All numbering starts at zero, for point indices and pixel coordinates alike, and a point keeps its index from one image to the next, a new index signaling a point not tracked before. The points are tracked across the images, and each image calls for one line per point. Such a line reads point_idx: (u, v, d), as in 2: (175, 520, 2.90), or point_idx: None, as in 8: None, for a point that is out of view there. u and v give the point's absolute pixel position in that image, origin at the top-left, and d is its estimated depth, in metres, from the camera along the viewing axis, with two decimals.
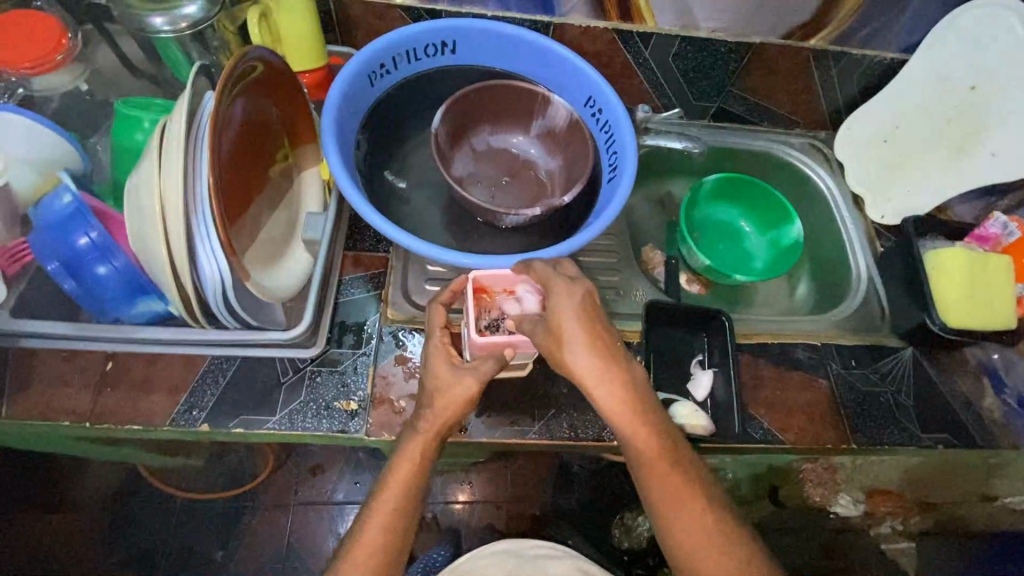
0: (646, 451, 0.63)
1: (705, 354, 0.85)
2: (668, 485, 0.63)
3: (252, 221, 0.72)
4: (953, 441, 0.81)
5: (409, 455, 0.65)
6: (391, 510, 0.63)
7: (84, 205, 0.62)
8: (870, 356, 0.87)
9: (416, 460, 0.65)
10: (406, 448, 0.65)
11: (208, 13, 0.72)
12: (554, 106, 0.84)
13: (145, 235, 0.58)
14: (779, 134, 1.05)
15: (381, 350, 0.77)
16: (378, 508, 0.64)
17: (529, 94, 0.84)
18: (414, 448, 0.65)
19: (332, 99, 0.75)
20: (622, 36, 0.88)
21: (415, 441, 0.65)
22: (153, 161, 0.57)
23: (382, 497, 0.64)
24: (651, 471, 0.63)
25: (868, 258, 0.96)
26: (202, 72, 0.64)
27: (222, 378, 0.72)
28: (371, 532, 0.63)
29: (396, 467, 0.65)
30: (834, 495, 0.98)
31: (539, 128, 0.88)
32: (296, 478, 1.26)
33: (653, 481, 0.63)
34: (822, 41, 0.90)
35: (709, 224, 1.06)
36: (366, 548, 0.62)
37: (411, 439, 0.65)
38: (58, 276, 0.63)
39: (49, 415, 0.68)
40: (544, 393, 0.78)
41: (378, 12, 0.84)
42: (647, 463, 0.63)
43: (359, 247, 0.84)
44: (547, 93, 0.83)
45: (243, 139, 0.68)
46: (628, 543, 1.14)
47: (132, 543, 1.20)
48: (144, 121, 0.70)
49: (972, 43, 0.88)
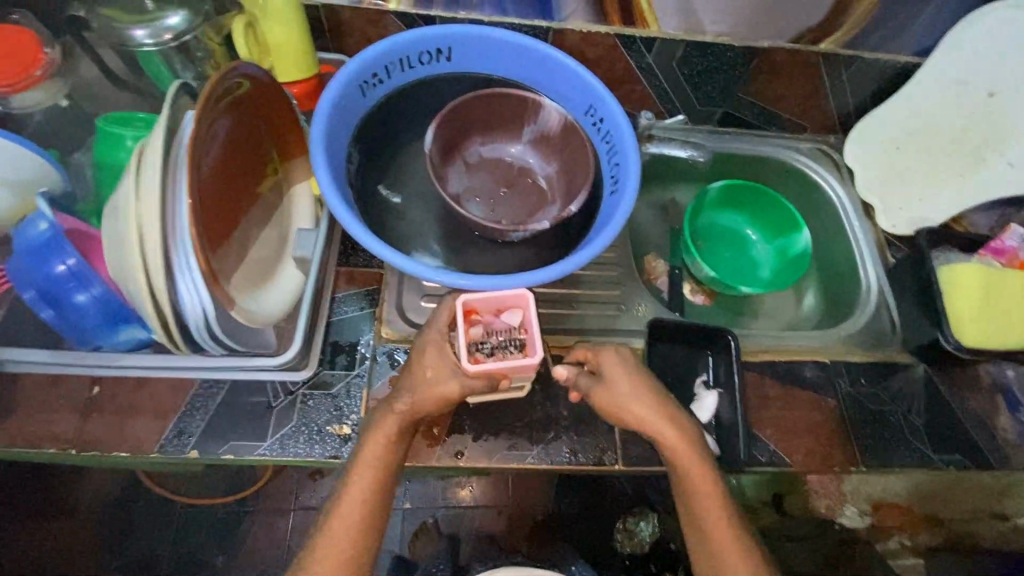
0: (679, 450, 0.67)
1: (710, 373, 0.82)
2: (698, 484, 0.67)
3: (240, 242, 0.69)
4: (964, 462, 0.79)
5: (370, 456, 0.64)
6: (365, 493, 0.64)
7: (60, 234, 0.60)
8: (881, 373, 0.84)
9: (380, 455, 0.64)
10: (366, 446, 0.64)
11: (192, 23, 0.70)
12: (546, 111, 0.81)
13: (123, 260, 0.56)
14: (787, 139, 1.01)
15: (375, 371, 0.75)
16: (345, 507, 0.63)
17: (520, 102, 0.80)
18: (375, 447, 0.64)
19: (321, 111, 0.72)
20: (624, 41, 0.85)
21: (376, 437, 0.64)
22: (130, 186, 0.54)
23: (346, 496, 0.64)
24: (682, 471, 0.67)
25: (879, 269, 0.93)
26: (184, 90, 0.61)
27: (211, 403, 0.70)
28: (339, 531, 0.63)
29: (358, 467, 0.64)
30: (840, 505, 1.00)
31: (531, 134, 0.84)
32: (296, 483, 1.23)
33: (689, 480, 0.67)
34: (834, 44, 0.86)
35: (713, 231, 1.02)
36: (337, 545, 0.62)
37: (373, 437, 0.64)
38: (36, 305, 0.62)
39: (32, 443, 0.66)
40: (543, 416, 0.75)
41: (370, 18, 0.81)
42: (676, 459, 0.67)
43: (352, 262, 0.81)
44: (537, 98, 0.79)
45: (228, 158, 0.65)
46: (629, 546, 1.12)
47: (130, 550, 1.17)
48: (127, 139, 0.68)
49: (994, 48, 0.85)
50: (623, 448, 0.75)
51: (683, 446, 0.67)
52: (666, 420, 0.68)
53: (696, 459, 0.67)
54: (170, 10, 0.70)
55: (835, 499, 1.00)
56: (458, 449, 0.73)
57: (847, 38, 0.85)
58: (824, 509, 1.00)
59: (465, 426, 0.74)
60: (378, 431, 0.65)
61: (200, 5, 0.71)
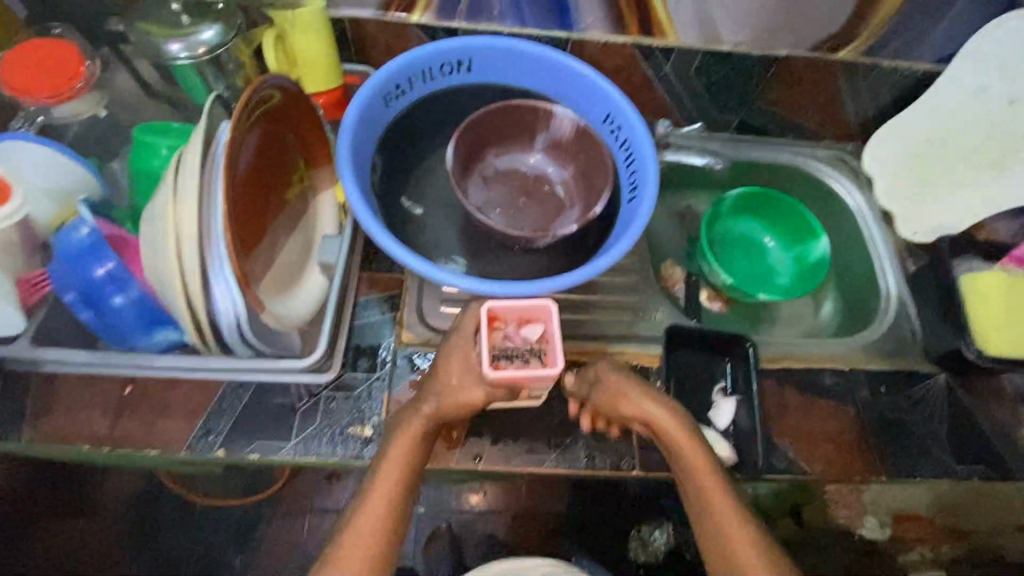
0: (671, 433, 0.69)
1: (728, 381, 0.82)
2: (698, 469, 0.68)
3: (267, 247, 0.71)
4: (989, 473, 0.78)
5: (397, 455, 0.65)
6: (390, 492, 0.64)
7: (101, 239, 0.63)
8: (902, 382, 0.84)
9: (407, 453, 0.65)
10: (393, 446, 0.65)
11: (225, 37, 0.73)
12: (557, 119, 0.82)
13: (160, 264, 0.58)
14: (805, 146, 1.01)
15: (396, 375, 0.76)
16: (370, 505, 0.64)
17: (531, 111, 0.81)
18: (402, 447, 0.65)
19: (347, 122, 0.74)
20: (643, 51, 0.86)
21: (403, 439, 0.66)
22: (167, 193, 0.57)
23: (372, 495, 0.64)
24: (677, 454, 0.69)
25: (899, 278, 0.93)
26: (218, 101, 0.64)
27: (238, 404, 0.72)
28: (366, 527, 0.63)
29: (384, 466, 0.65)
30: (860, 516, 1.00)
31: (544, 142, 0.85)
32: (313, 486, 1.25)
33: (685, 464, 0.68)
34: (852, 53, 0.86)
35: (731, 239, 1.02)
36: (362, 541, 0.63)
37: (401, 436, 0.66)
38: (76, 306, 0.65)
39: (68, 440, 0.69)
40: (560, 420, 0.76)
41: (394, 30, 0.83)
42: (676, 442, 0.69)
43: (374, 268, 0.83)
44: (549, 106, 0.80)
45: (258, 166, 0.67)
46: (644, 555, 1.13)
47: (152, 548, 1.20)
48: (161, 148, 0.71)
49: (1017, 55, 0.83)
50: (641, 454, 0.75)
51: (675, 430, 0.68)
52: (651, 406, 0.69)
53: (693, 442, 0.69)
54: (205, 24, 0.73)
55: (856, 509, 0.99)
56: (476, 453, 0.74)
57: (866, 47, 0.86)
58: (843, 520, 1.00)
59: (484, 430, 0.75)
60: (405, 432, 0.66)
61: (233, 19, 0.74)
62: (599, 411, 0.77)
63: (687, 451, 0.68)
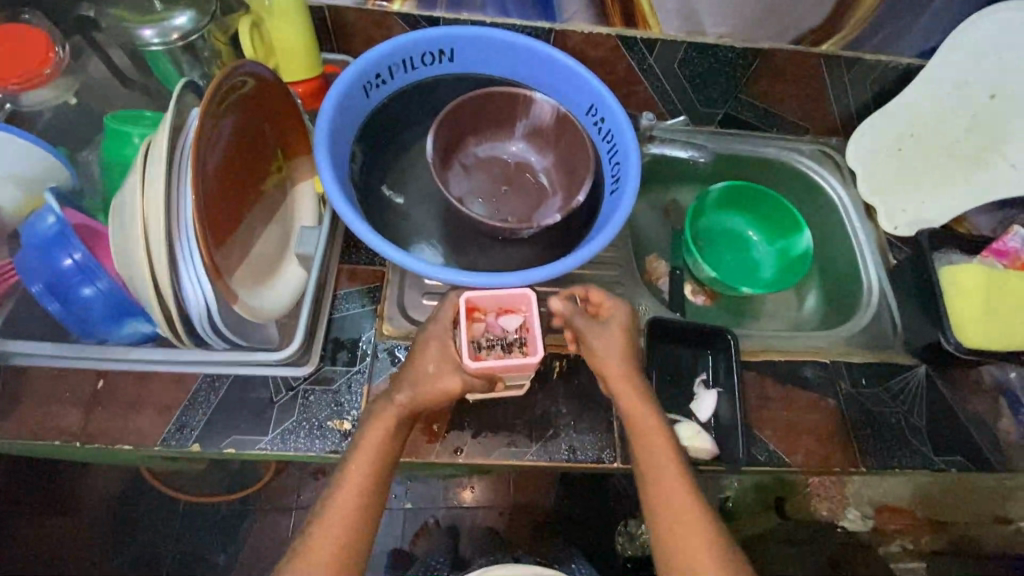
0: (641, 418, 0.68)
1: (709, 373, 0.82)
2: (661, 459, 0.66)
3: (243, 238, 0.70)
4: (968, 465, 0.78)
5: (369, 442, 0.64)
6: (362, 481, 0.63)
7: (68, 228, 0.62)
8: (882, 374, 0.84)
9: (381, 442, 0.65)
10: (368, 433, 0.65)
11: (199, 23, 0.71)
12: (538, 105, 0.81)
13: (129, 254, 0.57)
14: (788, 140, 1.01)
15: (376, 367, 0.75)
16: (342, 495, 0.63)
17: (511, 98, 0.80)
18: (377, 434, 0.65)
19: (325, 110, 0.72)
20: (626, 43, 0.85)
21: (376, 425, 0.65)
22: (135, 183, 0.55)
23: (343, 484, 0.63)
24: (642, 441, 0.67)
25: (880, 270, 0.93)
26: (190, 88, 0.62)
27: (214, 397, 0.71)
28: (336, 518, 0.62)
29: (357, 454, 0.64)
30: (841, 508, 1.03)
31: (524, 129, 0.84)
32: (298, 482, 1.24)
33: (649, 453, 0.67)
34: (834, 46, 0.86)
35: (715, 232, 1.02)
36: (334, 533, 0.62)
37: (373, 423, 0.65)
38: (42, 299, 0.62)
39: (37, 435, 0.67)
40: (542, 413, 0.76)
41: (374, 19, 0.82)
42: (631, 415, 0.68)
43: (354, 260, 0.82)
44: (528, 92, 0.80)
45: (232, 155, 0.66)
46: (631, 550, 1.12)
47: (133, 546, 1.18)
48: (134, 136, 0.69)
49: (995, 48, 0.84)
50: (622, 446, 0.75)
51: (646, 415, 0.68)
52: (636, 390, 0.68)
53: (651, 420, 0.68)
54: (178, 10, 0.71)
55: (837, 500, 1.03)
56: (457, 446, 0.73)
57: (849, 39, 0.86)
58: (826, 512, 1.03)
59: (465, 423, 0.74)
60: (378, 419, 0.66)
61: (206, 4, 0.72)
62: (581, 405, 0.77)
63: (655, 439, 0.67)
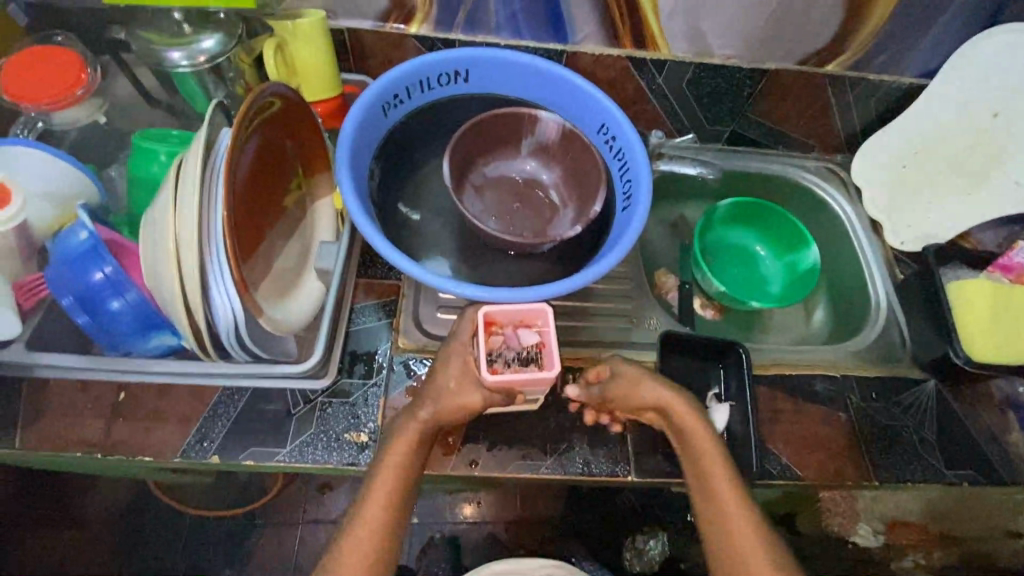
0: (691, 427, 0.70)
1: (721, 387, 0.83)
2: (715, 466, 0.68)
3: (264, 254, 0.72)
4: (978, 478, 0.79)
5: (393, 461, 0.65)
6: (386, 499, 0.64)
7: (99, 243, 0.63)
8: (892, 388, 0.85)
9: (404, 460, 0.65)
10: (390, 451, 0.65)
11: (226, 47, 0.74)
12: (543, 122, 0.83)
13: (159, 269, 0.58)
14: (795, 158, 1.03)
15: (392, 381, 0.76)
16: (367, 513, 0.64)
17: (514, 118, 0.82)
18: (399, 452, 0.65)
19: (345, 130, 0.74)
20: (636, 63, 0.88)
21: (398, 443, 0.66)
22: (169, 198, 0.57)
23: (367, 501, 0.64)
24: (692, 449, 0.69)
25: (888, 285, 0.94)
26: (219, 108, 0.64)
27: (234, 409, 0.72)
28: (364, 533, 0.63)
29: (382, 472, 0.64)
30: (853, 524, 1.02)
31: (530, 146, 0.86)
32: (304, 496, 1.23)
33: (691, 445, 0.70)
34: (839, 66, 0.89)
35: (723, 247, 1.04)
36: (360, 549, 0.62)
37: (395, 440, 0.66)
38: (72, 311, 0.64)
39: (60, 447, 0.68)
40: (557, 426, 0.77)
41: (392, 41, 0.84)
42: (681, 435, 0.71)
43: (371, 274, 0.83)
44: (532, 111, 0.81)
45: (257, 172, 0.68)
46: (639, 565, 1.11)
47: (140, 561, 1.18)
48: (161, 154, 0.71)
49: (997, 69, 0.86)
50: (636, 460, 0.76)
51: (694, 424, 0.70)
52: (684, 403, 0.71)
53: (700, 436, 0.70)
54: (206, 34, 0.74)
55: (849, 516, 1.02)
56: (473, 459, 0.74)
57: (853, 61, 0.88)
58: (836, 527, 1.02)
59: (481, 436, 0.75)
60: (402, 436, 0.66)
61: (234, 28, 0.75)
62: (599, 423, 0.77)
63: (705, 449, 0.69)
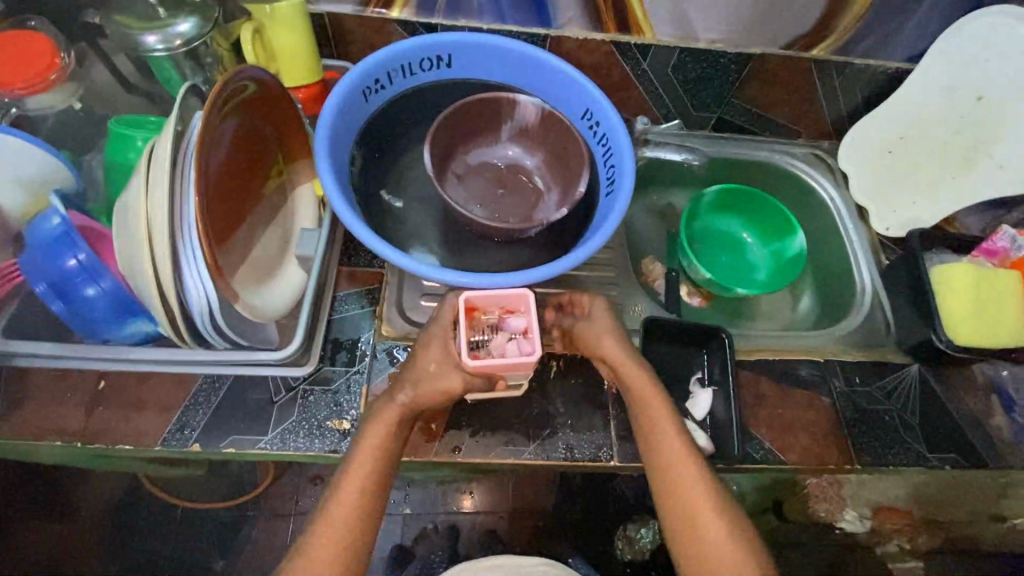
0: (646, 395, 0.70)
1: (705, 371, 0.83)
2: (671, 449, 0.68)
3: (243, 240, 0.71)
4: (960, 461, 0.79)
5: (371, 445, 0.65)
6: (363, 483, 0.64)
7: (73, 229, 0.63)
8: (875, 373, 0.85)
9: (381, 443, 0.65)
10: (367, 434, 0.65)
11: (202, 30, 0.72)
12: (522, 106, 0.82)
13: (132, 253, 0.58)
14: (782, 144, 1.03)
15: (374, 368, 0.76)
16: (343, 497, 0.63)
17: (494, 104, 0.81)
18: (376, 435, 0.65)
19: (325, 115, 0.74)
20: (620, 48, 0.87)
21: (376, 426, 0.66)
22: (140, 182, 0.56)
23: (345, 485, 0.64)
24: (646, 416, 0.70)
25: (873, 270, 0.94)
26: (193, 92, 0.64)
27: (215, 397, 0.72)
28: (341, 517, 0.63)
29: (359, 455, 0.64)
30: (840, 509, 1.00)
31: (510, 131, 0.85)
32: (296, 487, 1.23)
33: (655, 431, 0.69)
34: (825, 50, 0.88)
35: (709, 234, 1.03)
36: (337, 533, 0.62)
37: (374, 424, 0.66)
38: (48, 298, 0.64)
39: (39, 436, 0.68)
40: (540, 412, 0.77)
41: (372, 25, 0.83)
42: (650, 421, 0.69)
43: (354, 261, 0.83)
44: (511, 95, 0.80)
45: (233, 157, 0.67)
46: (630, 553, 1.12)
47: (131, 553, 1.18)
48: (137, 140, 0.70)
49: (982, 52, 0.86)
50: (620, 446, 0.76)
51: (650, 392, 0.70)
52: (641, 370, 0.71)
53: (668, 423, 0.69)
54: (181, 18, 0.73)
55: (835, 502, 0.99)
56: (455, 445, 0.74)
57: (838, 44, 0.87)
58: (824, 513, 1.00)
59: (463, 422, 0.75)
60: (380, 420, 0.66)
61: (211, 11, 0.74)
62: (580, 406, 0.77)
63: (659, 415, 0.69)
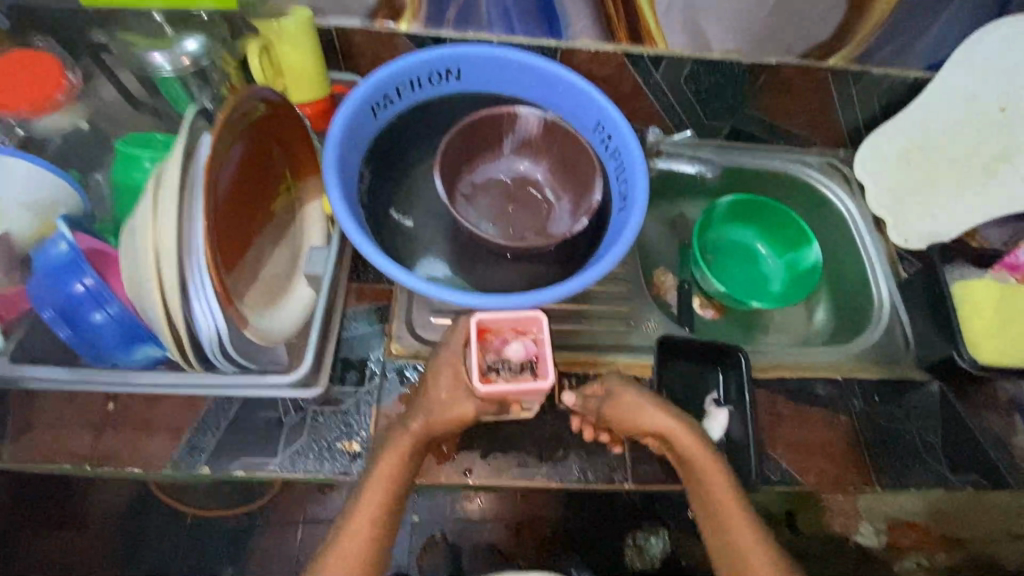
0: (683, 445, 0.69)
1: (720, 391, 0.82)
2: (729, 510, 0.67)
3: (252, 262, 0.70)
4: (984, 483, 0.77)
5: (384, 472, 0.63)
6: (373, 509, 0.63)
7: (79, 254, 0.62)
8: (894, 390, 0.83)
9: (394, 469, 0.64)
10: (381, 459, 0.64)
11: (209, 49, 0.73)
12: (522, 118, 0.80)
13: (140, 279, 0.57)
14: (796, 154, 1.01)
15: (384, 389, 0.75)
16: (355, 522, 0.63)
17: (494, 119, 0.79)
18: (390, 461, 0.64)
19: (333, 132, 0.73)
20: (632, 59, 0.85)
21: (389, 454, 0.64)
22: (147, 207, 0.55)
23: (358, 508, 0.63)
24: (695, 475, 0.69)
25: (891, 283, 0.92)
26: (200, 113, 0.63)
27: (223, 419, 0.71)
28: (350, 544, 0.62)
29: (372, 481, 0.64)
30: (855, 523, 0.98)
31: (512, 144, 0.84)
32: (306, 495, 1.23)
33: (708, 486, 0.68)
34: (842, 60, 0.86)
35: (721, 246, 1.01)
36: (348, 556, 0.62)
37: (386, 450, 0.65)
38: (54, 324, 0.63)
39: (48, 458, 0.67)
40: (552, 433, 0.75)
41: (380, 38, 0.82)
42: (702, 479, 0.68)
43: (363, 278, 0.82)
44: (510, 109, 0.79)
45: (241, 178, 0.67)
46: (640, 563, 1.12)
47: (141, 561, 1.17)
48: (145, 160, 0.70)
49: (1003, 62, 0.84)
50: (633, 466, 0.74)
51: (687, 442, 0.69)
52: (711, 461, 0.69)
53: (720, 478, 0.68)
54: (188, 36, 0.73)
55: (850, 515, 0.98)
56: (467, 468, 0.73)
57: (856, 54, 0.85)
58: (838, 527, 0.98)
59: (474, 443, 0.74)
60: (393, 447, 0.65)
61: (217, 29, 0.73)
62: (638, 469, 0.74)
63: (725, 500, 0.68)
